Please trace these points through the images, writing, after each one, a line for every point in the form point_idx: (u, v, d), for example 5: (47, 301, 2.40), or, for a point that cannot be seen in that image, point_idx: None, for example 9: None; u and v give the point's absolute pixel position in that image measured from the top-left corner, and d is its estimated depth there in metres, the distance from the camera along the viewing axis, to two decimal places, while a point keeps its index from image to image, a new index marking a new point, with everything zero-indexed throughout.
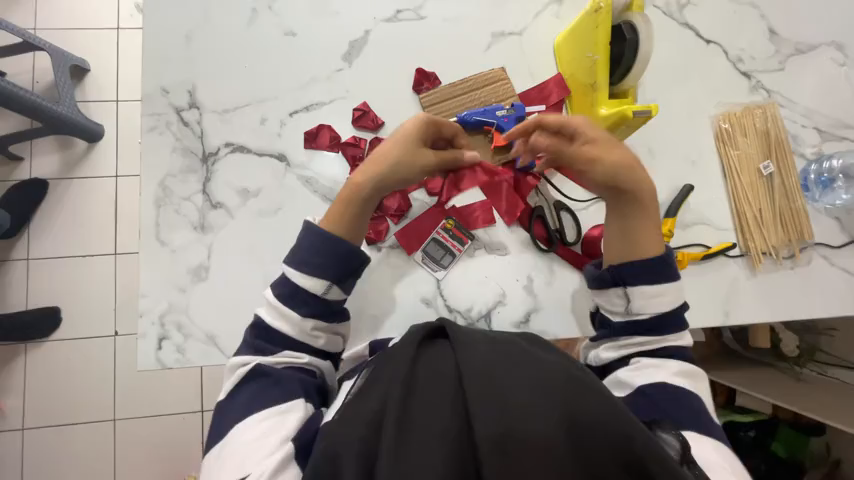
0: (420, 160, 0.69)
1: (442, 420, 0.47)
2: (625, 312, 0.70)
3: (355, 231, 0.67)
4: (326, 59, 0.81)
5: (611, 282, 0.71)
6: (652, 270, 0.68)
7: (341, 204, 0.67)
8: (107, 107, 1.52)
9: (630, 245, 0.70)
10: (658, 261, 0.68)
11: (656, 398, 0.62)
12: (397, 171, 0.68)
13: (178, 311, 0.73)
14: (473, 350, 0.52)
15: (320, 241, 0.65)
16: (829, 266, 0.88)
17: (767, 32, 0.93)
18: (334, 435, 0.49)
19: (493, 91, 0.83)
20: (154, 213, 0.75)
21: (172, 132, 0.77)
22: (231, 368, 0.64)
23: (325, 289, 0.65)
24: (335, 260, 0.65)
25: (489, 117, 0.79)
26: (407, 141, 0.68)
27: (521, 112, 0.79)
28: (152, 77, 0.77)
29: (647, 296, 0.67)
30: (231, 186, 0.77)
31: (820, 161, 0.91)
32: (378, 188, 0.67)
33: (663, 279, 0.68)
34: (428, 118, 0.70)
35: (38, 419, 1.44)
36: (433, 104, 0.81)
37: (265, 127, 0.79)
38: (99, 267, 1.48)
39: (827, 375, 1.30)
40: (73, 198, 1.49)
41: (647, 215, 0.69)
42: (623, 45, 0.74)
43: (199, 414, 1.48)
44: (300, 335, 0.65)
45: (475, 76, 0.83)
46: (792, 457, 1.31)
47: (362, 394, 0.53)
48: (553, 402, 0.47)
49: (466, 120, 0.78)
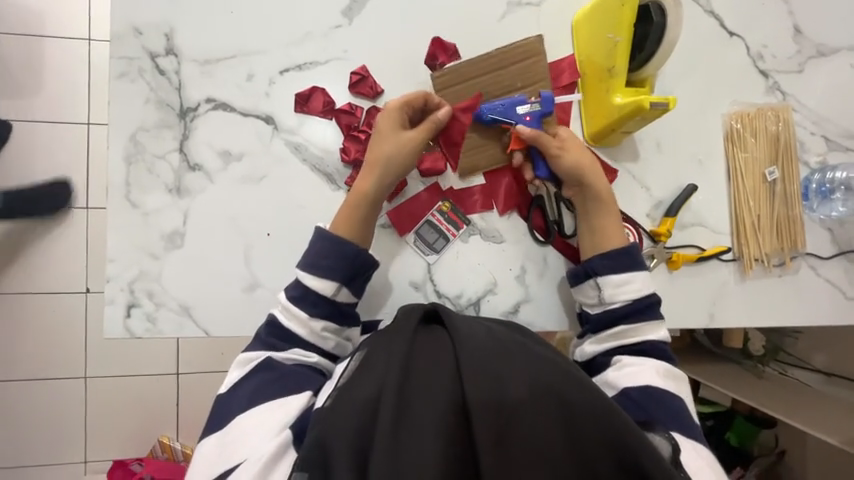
0: (407, 143, 0.69)
1: (441, 413, 0.45)
2: (599, 302, 0.72)
3: (364, 232, 0.68)
4: (323, 13, 0.73)
5: (584, 275, 0.73)
6: (620, 261, 0.71)
7: (347, 213, 0.68)
8: (76, 45, 1.37)
9: (600, 239, 0.72)
10: (624, 251, 0.71)
11: (642, 400, 0.62)
12: (389, 162, 0.68)
13: (149, 278, 0.68)
14: (474, 340, 0.50)
15: (328, 243, 0.65)
16: (815, 276, 0.89)
17: (791, 29, 0.89)
18: (326, 422, 0.47)
19: (522, 70, 0.75)
20: (124, 170, 0.68)
21: (147, 80, 0.69)
22: (239, 361, 0.64)
23: (335, 291, 0.65)
24: (343, 260, 0.65)
25: (509, 115, 0.73)
26: (388, 135, 0.69)
27: (547, 107, 0.73)
28: (123, 13, 0.68)
29: (614, 285, 0.70)
30: (212, 147, 0.70)
31: (823, 171, 0.89)
32: (380, 189, 0.68)
33: (631, 265, 0.71)
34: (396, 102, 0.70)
35: (1, 371, 1.39)
36: (455, 84, 0.74)
37: (252, 85, 0.71)
38: (66, 220, 1.38)
39: (787, 374, 1.33)
40: (37, 144, 1.36)
41: (608, 211, 0.73)
42: (649, 28, 0.70)
43: (172, 377, 1.45)
44: (310, 338, 0.65)
45: (503, 51, 0.75)
46: (742, 447, 1.37)
47: (355, 382, 0.50)
48: (553, 398, 0.46)
49: (482, 116, 0.73)
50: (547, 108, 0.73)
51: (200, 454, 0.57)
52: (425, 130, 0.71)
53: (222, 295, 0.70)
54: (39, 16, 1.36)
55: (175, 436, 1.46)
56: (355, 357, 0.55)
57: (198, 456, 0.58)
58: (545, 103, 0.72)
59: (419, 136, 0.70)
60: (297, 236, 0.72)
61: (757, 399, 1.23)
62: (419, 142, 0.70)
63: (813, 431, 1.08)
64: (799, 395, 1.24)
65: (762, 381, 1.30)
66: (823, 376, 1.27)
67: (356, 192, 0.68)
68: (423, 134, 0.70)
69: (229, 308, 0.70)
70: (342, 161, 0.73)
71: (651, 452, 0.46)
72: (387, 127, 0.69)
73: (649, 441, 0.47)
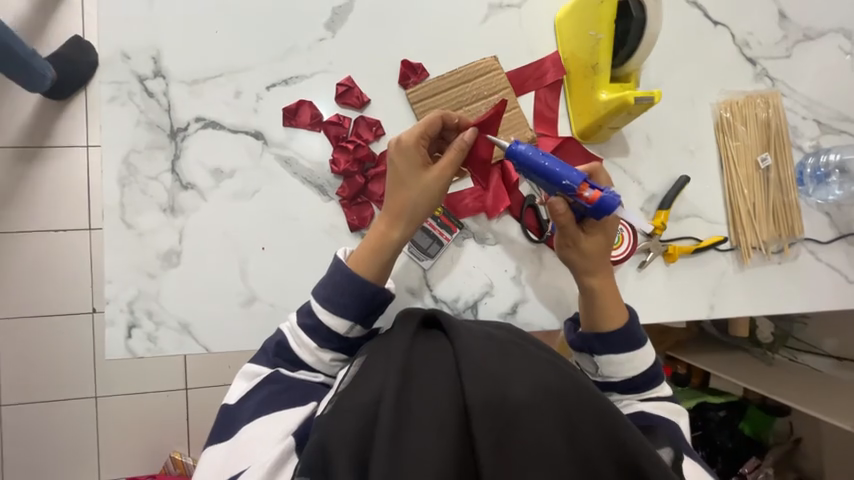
0: (430, 179, 0.64)
1: (441, 414, 0.46)
2: (597, 373, 0.69)
3: (385, 274, 0.66)
4: (307, 27, 0.74)
5: (581, 347, 0.69)
6: (618, 341, 0.66)
7: (368, 252, 0.65)
8: None
9: (599, 315, 0.68)
10: (620, 339, 0.66)
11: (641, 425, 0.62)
12: (413, 203, 0.65)
13: (148, 298, 0.69)
14: (474, 343, 0.50)
15: (345, 280, 0.63)
16: (816, 262, 0.88)
17: (776, 15, 0.89)
18: (327, 428, 0.47)
19: (488, 82, 0.76)
20: (118, 192, 0.69)
21: (136, 103, 0.70)
22: (247, 372, 0.65)
23: (347, 329, 0.64)
24: (361, 299, 0.63)
25: (550, 185, 0.61)
26: (408, 174, 0.64)
27: (600, 211, 0.60)
28: (111, 38, 0.69)
29: (614, 363, 0.66)
30: (203, 166, 0.71)
31: (817, 155, 0.89)
32: (402, 231, 0.65)
33: (633, 346, 0.66)
34: (413, 137, 0.64)
35: (13, 395, 1.41)
36: (422, 100, 0.75)
37: (240, 101, 0.72)
38: (69, 242, 1.40)
39: (797, 360, 1.31)
40: (37, 169, 1.39)
41: (610, 292, 0.69)
42: (629, 23, 0.70)
43: (180, 393, 1.46)
44: (318, 365, 0.65)
45: (466, 67, 0.76)
46: (756, 437, 1.35)
47: (355, 386, 0.51)
48: (553, 401, 0.46)
49: (521, 165, 0.62)
50: (598, 213, 0.60)
51: (208, 460, 0.58)
52: (447, 162, 0.64)
53: (220, 311, 0.71)
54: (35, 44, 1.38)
55: (187, 451, 1.47)
56: (355, 363, 0.56)
57: (204, 463, 0.58)
58: (599, 208, 0.60)
59: (443, 167, 0.64)
60: (292, 249, 0.73)
61: (766, 386, 1.22)
62: (444, 174, 0.64)
63: (828, 417, 1.06)
64: (809, 380, 1.22)
65: (772, 368, 1.29)
66: (834, 360, 1.26)
67: (382, 235, 0.66)
68: (445, 167, 0.64)
69: (229, 324, 0.71)
70: (332, 172, 0.74)
71: (651, 454, 0.45)
72: (407, 164, 0.64)
73: (649, 441, 0.47)
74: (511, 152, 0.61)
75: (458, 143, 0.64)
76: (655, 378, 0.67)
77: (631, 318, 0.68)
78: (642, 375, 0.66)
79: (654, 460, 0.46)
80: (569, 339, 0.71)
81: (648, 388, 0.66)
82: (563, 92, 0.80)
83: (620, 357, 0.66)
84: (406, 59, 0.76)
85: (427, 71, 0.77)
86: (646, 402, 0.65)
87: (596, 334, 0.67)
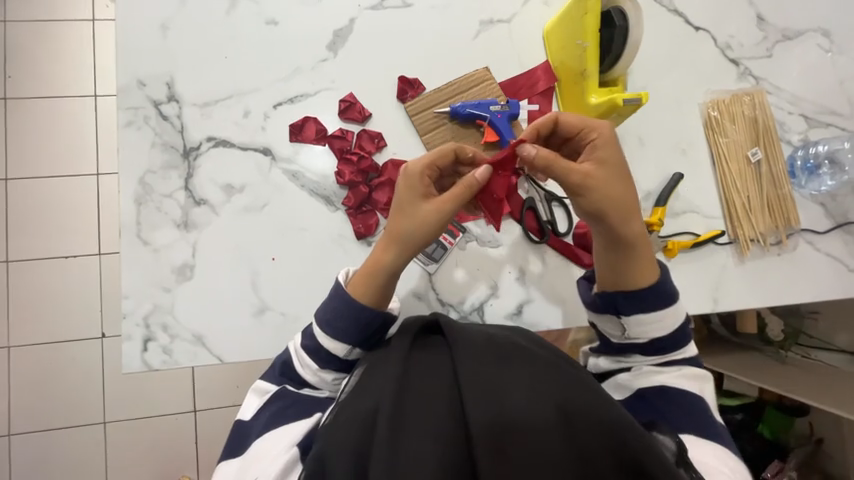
0: (430, 209, 0.61)
1: (440, 419, 0.47)
2: (623, 335, 0.66)
3: (380, 300, 0.63)
4: (311, 49, 0.78)
5: (603, 308, 0.66)
6: (652, 297, 0.62)
7: (364, 276, 0.63)
8: (86, 104, 1.47)
9: (630, 269, 0.62)
10: (648, 289, 0.62)
11: (656, 402, 0.61)
12: (407, 231, 0.62)
13: (163, 311, 0.71)
14: (470, 348, 0.51)
15: (343, 305, 0.62)
16: (815, 252, 0.89)
17: (755, 18, 0.93)
18: (330, 436, 0.48)
19: (482, 92, 0.80)
20: (134, 211, 0.72)
21: (151, 126, 0.74)
22: (258, 388, 0.65)
23: (346, 351, 0.62)
24: (357, 322, 0.61)
25: (483, 110, 0.76)
26: (408, 203, 0.62)
27: (515, 109, 0.78)
28: (128, 68, 0.74)
29: (643, 324, 0.63)
30: (215, 182, 0.74)
31: (806, 147, 0.91)
32: (397, 261, 0.62)
33: (663, 303, 0.63)
34: (422, 165, 0.62)
35: (25, 423, 1.41)
36: (420, 112, 0.79)
37: (249, 120, 0.76)
38: (83, 268, 1.43)
39: (810, 357, 1.30)
40: (51, 198, 1.43)
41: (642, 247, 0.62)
42: (613, 31, 0.74)
43: (191, 415, 1.46)
44: (321, 384, 0.64)
45: (460, 79, 0.80)
46: (776, 438, 1.33)
47: (357, 393, 0.52)
48: (552, 403, 0.47)
49: (460, 111, 0.77)
50: (516, 109, 0.78)
51: (221, 474, 0.58)
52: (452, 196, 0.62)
53: (232, 322, 0.73)
54: (50, 80, 1.45)
55: (197, 475, 1.45)
56: (356, 373, 0.57)
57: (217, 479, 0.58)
58: (514, 104, 0.78)
59: (446, 200, 0.62)
60: (301, 258, 0.75)
61: (787, 386, 1.18)
62: (445, 207, 0.62)
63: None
64: (828, 378, 1.19)
65: (786, 366, 1.27)
66: (847, 356, 1.25)
67: (375, 260, 0.63)
68: (447, 199, 0.62)
69: (242, 335, 0.73)
70: (338, 183, 0.77)
71: (653, 454, 0.46)
72: (410, 190, 0.62)
73: (652, 441, 0.47)
74: (448, 112, 0.78)
75: (467, 181, 0.62)
76: (681, 340, 0.64)
77: (660, 271, 0.64)
78: (668, 336, 0.63)
79: (657, 459, 0.46)
80: (588, 301, 0.68)
81: (674, 350, 0.64)
82: (555, 98, 0.84)
83: (648, 316, 0.62)
84: (403, 74, 0.81)
85: (423, 85, 0.81)
86: (673, 375, 0.62)
87: (624, 291, 0.63)
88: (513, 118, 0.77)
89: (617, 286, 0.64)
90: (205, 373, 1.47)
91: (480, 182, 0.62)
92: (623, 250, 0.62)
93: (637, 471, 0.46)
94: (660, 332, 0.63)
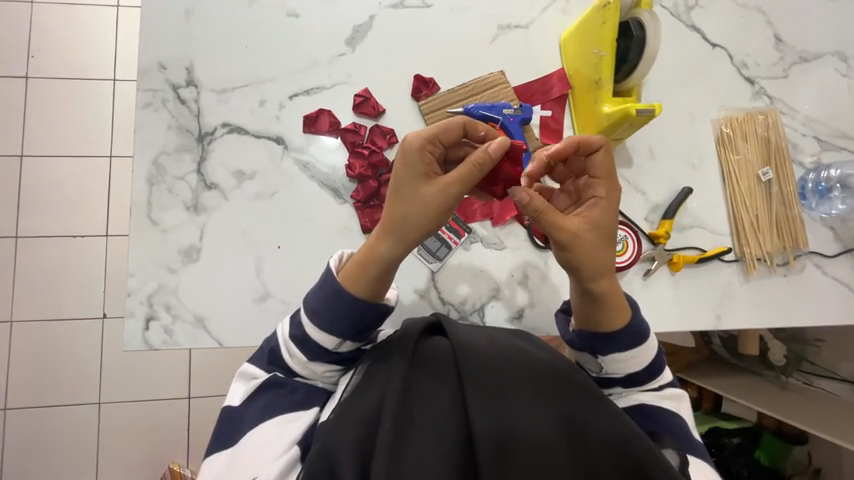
0: (434, 193, 0.55)
1: (444, 419, 0.47)
2: (600, 371, 0.63)
3: (380, 288, 0.58)
4: (329, 43, 0.80)
5: (582, 347, 0.63)
6: (623, 339, 0.60)
7: (360, 266, 0.57)
8: (105, 87, 1.49)
9: (601, 314, 0.60)
10: (620, 336, 0.60)
11: (660, 416, 0.59)
12: (409, 217, 0.55)
13: (167, 291, 0.72)
14: (474, 350, 0.51)
15: (333, 295, 0.57)
16: (822, 275, 0.88)
17: (773, 39, 0.93)
18: (332, 435, 0.48)
19: (495, 95, 0.81)
20: (146, 190, 0.73)
21: (168, 109, 0.75)
22: (245, 373, 0.62)
23: (336, 344, 0.59)
24: (348, 317, 0.57)
25: (495, 113, 0.73)
26: (409, 187, 0.55)
27: (527, 113, 0.75)
28: (150, 51, 0.76)
29: (622, 360, 0.61)
30: (227, 168, 0.75)
31: (818, 170, 0.91)
32: (398, 251, 0.57)
33: (637, 343, 0.61)
34: (424, 140, 0.55)
35: (21, 400, 1.42)
36: (433, 111, 0.80)
37: (264, 109, 0.77)
38: (90, 248, 1.45)
39: (812, 385, 1.26)
40: (64, 178, 1.45)
41: (615, 297, 0.60)
42: (629, 41, 0.74)
43: (185, 401, 1.46)
44: (312, 376, 0.61)
45: (475, 81, 0.81)
46: (774, 466, 1.27)
47: (360, 391, 0.52)
48: (554, 409, 0.48)
49: (472, 114, 0.72)
50: (528, 114, 0.75)
51: (210, 464, 0.56)
52: (459, 179, 0.55)
53: (236, 307, 0.73)
54: (72, 62, 1.48)
55: (186, 462, 1.45)
56: (357, 371, 0.56)
57: (206, 471, 0.56)
58: (526, 110, 0.75)
59: (452, 181, 0.55)
60: (306, 248, 0.76)
61: (786, 412, 1.14)
62: (451, 189, 0.55)
63: (842, 441, 1.00)
64: (828, 405, 1.16)
65: (787, 393, 1.24)
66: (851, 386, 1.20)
67: (369, 251, 0.57)
68: (456, 181, 0.55)
69: (244, 319, 0.73)
70: (348, 176, 0.77)
71: (657, 457, 0.46)
72: (409, 170, 0.55)
73: (657, 446, 0.47)
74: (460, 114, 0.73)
75: (475, 158, 0.55)
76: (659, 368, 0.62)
77: (632, 308, 0.62)
78: (644, 368, 0.61)
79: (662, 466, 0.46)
80: (566, 339, 0.64)
81: (652, 380, 0.62)
82: (568, 106, 0.84)
83: (625, 353, 0.61)
84: (419, 72, 0.81)
85: (438, 84, 0.81)
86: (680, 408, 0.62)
87: (597, 335, 0.61)
88: (526, 122, 0.75)
89: (593, 331, 0.61)
90: (204, 359, 1.48)
91: (491, 159, 0.55)
92: (592, 299, 0.60)
93: (639, 475, 0.46)
94: (631, 368, 0.61)
